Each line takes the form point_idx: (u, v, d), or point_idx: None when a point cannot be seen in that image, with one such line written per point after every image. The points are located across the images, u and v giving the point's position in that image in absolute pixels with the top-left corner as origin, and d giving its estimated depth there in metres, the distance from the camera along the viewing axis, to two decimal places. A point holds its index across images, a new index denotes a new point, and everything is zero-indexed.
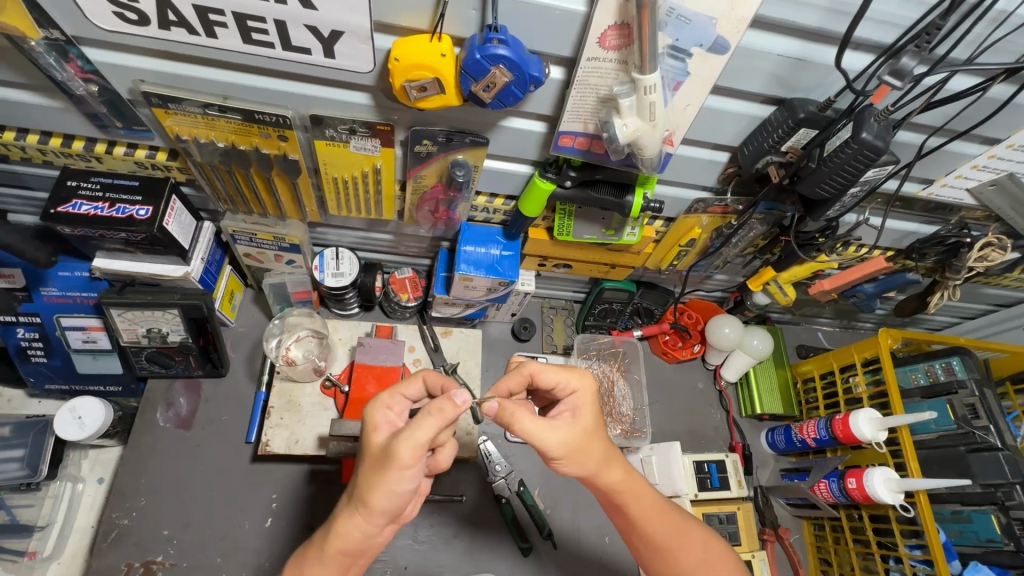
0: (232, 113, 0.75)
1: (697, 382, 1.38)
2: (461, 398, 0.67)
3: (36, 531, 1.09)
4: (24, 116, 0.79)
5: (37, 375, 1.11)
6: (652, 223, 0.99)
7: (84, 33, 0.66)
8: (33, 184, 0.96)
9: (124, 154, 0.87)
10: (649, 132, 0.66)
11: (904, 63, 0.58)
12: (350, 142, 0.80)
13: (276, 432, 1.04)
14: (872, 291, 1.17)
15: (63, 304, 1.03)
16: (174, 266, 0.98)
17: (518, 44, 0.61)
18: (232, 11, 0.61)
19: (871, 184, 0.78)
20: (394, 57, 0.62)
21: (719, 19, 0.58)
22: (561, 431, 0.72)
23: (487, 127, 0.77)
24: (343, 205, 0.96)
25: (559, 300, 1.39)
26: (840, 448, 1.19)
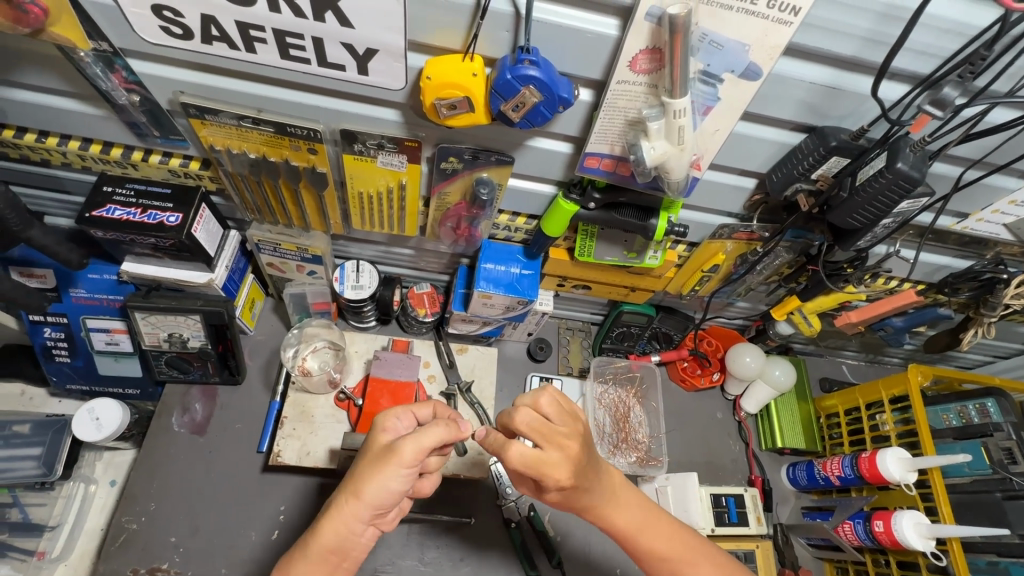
0: (265, 125, 0.77)
1: (716, 412, 1.34)
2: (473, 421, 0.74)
3: (46, 530, 1.09)
4: (67, 124, 0.82)
5: (59, 374, 1.13)
6: (675, 247, 0.98)
7: (130, 46, 0.68)
8: (70, 188, 0.99)
9: (160, 162, 0.89)
10: (677, 155, 0.66)
11: (946, 94, 0.57)
12: (377, 157, 0.81)
13: (288, 442, 1.03)
14: (900, 325, 1.13)
15: (90, 306, 1.05)
16: (198, 272, 1.00)
17: (549, 66, 0.61)
18: (272, 28, 0.63)
19: (904, 216, 0.76)
20: (426, 76, 0.63)
21: (752, 46, 0.58)
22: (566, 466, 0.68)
23: (514, 146, 0.78)
24: (367, 219, 0.97)
25: (576, 322, 1.38)
26: (866, 488, 1.14)
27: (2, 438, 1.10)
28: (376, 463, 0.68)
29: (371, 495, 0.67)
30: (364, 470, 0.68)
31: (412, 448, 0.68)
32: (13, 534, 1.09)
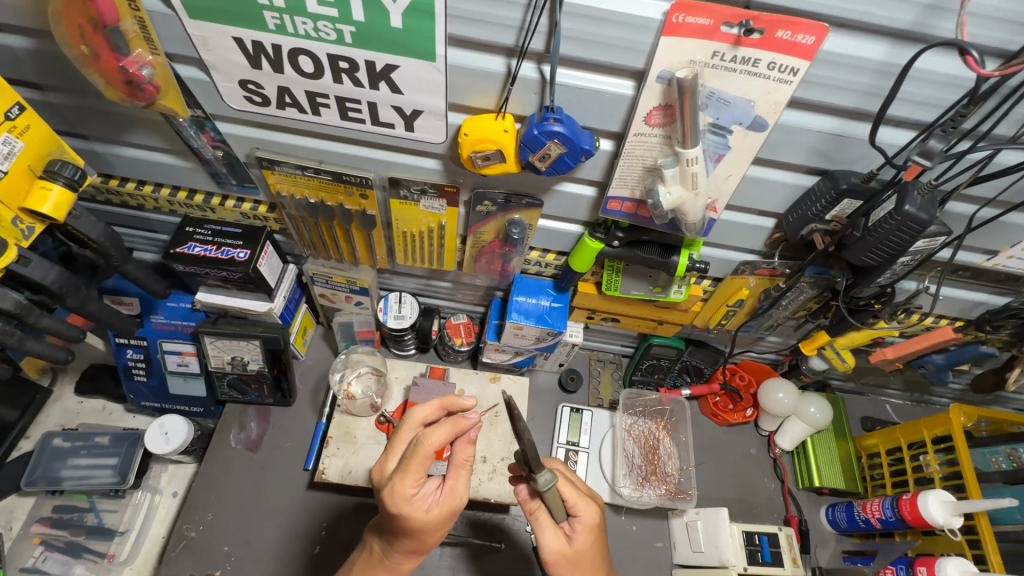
0: (324, 174, 0.88)
1: (749, 448, 1.33)
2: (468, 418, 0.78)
3: (116, 535, 1.20)
4: (161, 174, 0.96)
5: (136, 392, 1.27)
6: (699, 282, 1.02)
7: (218, 111, 0.81)
8: (157, 228, 1.14)
9: (234, 206, 1.02)
10: (692, 199, 0.71)
11: (932, 145, 0.60)
12: (420, 201, 0.90)
13: (332, 461, 1.09)
14: (941, 362, 1.11)
15: (166, 331, 1.18)
16: (260, 302, 1.12)
17: (572, 122, 0.69)
18: (335, 95, 0.74)
19: (923, 253, 0.77)
20: (464, 132, 0.72)
21: (757, 102, 0.63)
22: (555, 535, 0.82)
23: (542, 190, 0.85)
24: (410, 255, 1.06)
25: (607, 354, 1.42)
26: (910, 532, 1.10)
27: (85, 448, 1.24)
28: (414, 535, 0.78)
29: (424, 544, 0.81)
30: (402, 539, 0.79)
31: (427, 505, 0.76)
32: (89, 537, 1.20)
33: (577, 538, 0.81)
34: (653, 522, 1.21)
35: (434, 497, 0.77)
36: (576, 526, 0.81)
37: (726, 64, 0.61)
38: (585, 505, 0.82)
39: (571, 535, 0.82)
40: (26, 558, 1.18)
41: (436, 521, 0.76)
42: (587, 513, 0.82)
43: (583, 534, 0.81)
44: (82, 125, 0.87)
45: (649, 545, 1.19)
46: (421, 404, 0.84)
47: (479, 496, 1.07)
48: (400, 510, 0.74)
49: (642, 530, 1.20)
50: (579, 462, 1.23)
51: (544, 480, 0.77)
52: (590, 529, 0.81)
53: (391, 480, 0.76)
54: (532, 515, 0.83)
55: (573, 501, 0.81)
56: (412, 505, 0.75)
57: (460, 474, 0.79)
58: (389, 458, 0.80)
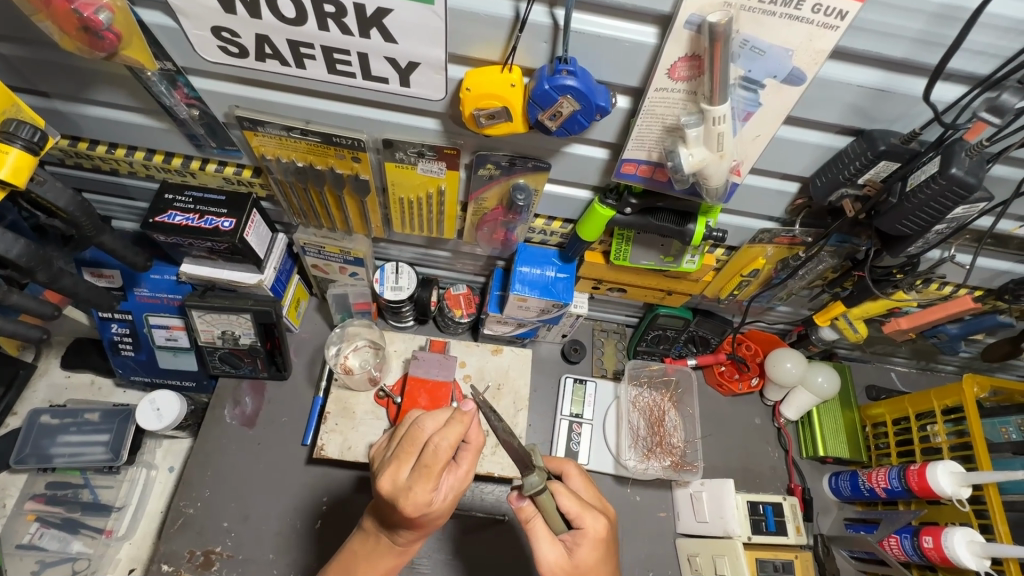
0: (312, 136, 0.81)
1: (754, 418, 1.31)
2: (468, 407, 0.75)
3: (113, 511, 1.18)
4: (133, 136, 0.88)
5: (125, 367, 1.22)
6: (713, 251, 0.97)
7: (191, 64, 0.73)
8: (134, 195, 1.07)
9: (216, 170, 0.95)
10: (716, 162, 0.65)
11: (1004, 100, 0.55)
12: (417, 164, 0.84)
13: (331, 437, 1.06)
14: (955, 332, 1.08)
15: (152, 304, 1.13)
16: (249, 274, 1.06)
17: (586, 75, 0.62)
18: (320, 45, 0.66)
19: (960, 221, 0.73)
20: (465, 87, 0.65)
21: (796, 51, 0.56)
22: (553, 547, 0.76)
23: (550, 153, 0.79)
24: (407, 223, 1.00)
25: (611, 324, 1.38)
26: (914, 501, 1.09)
27: (75, 424, 1.20)
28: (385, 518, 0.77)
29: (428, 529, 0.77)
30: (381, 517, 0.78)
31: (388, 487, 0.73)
32: (85, 513, 1.18)
33: (578, 551, 0.76)
34: (656, 493, 1.21)
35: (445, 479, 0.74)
36: (581, 538, 0.76)
37: (765, 6, 0.54)
38: (593, 516, 0.77)
39: (572, 548, 0.76)
40: (22, 535, 1.16)
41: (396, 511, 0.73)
42: (592, 526, 0.76)
43: (586, 548, 0.75)
44: (40, 81, 0.79)
45: (653, 516, 1.19)
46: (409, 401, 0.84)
47: (482, 470, 1.03)
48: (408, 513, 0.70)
49: (647, 501, 1.19)
50: (583, 433, 1.21)
51: (530, 483, 0.75)
52: (595, 544, 0.76)
53: (410, 488, 0.70)
54: (528, 523, 0.77)
55: (576, 511, 0.77)
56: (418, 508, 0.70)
57: (421, 473, 0.70)
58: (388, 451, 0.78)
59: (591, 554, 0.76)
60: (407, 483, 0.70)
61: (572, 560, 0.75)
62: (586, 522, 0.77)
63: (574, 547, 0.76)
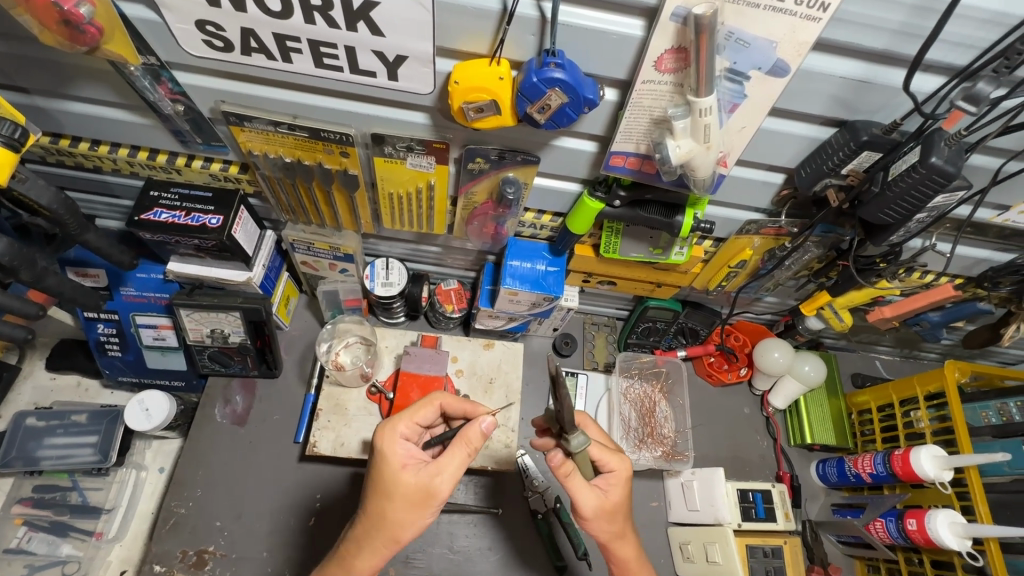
0: (300, 131, 0.80)
1: (743, 407, 1.33)
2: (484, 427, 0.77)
3: (103, 513, 1.17)
4: (117, 133, 0.87)
5: (112, 367, 1.21)
6: (701, 243, 0.98)
7: (174, 58, 0.72)
8: (118, 192, 1.05)
9: (202, 167, 0.94)
10: (703, 153, 0.66)
11: (980, 89, 0.57)
12: (406, 159, 0.84)
13: (324, 433, 1.06)
14: (937, 319, 1.10)
15: (139, 303, 1.11)
16: (238, 271, 1.05)
17: (574, 68, 0.62)
18: (307, 39, 0.65)
19: (940, 210, 0.75)
20: (454, 80, 0.65)
21: (780, 43, 0.57)
22: (591, 493, 0.79)
23: (539, 146, 0.79)
24: (397, 218, 1.00)
25: (602, 317, 1.39)
26: (899, 486, 1.12)
27: (62, 426, 1.18)
28: (378, 499, 0.75)
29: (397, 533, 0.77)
30: (369, 498, 0.76)
31: (407, 461, 0.76)
32: (74, 515, 1.17)
33: (612, 491, 0.81)
34: (648, 483, 1.22)
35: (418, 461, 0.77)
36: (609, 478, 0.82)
37: None
38: (619, 457, 0.82)
39: (607, 489, 0.81)
40: (10, 539, 1.14)
41: (410, 489, 0.75)
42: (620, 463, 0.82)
43: (618, 487, 0.81)
44: (20, 77, 0.78)
45: (645, 505, 1.20)
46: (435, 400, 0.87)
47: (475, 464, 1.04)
48: (431, 484, 0.75)
49: (639, 491, 1.21)
50: None
51: (575, 441, 0.75)
52: (625, 482, 0.81)
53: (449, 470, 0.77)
54: (567, 477, 0.78)
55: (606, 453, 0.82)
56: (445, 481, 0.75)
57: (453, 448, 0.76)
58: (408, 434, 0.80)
59: (620, 493, 0.81)
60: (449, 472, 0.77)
61: (606, 501, 0.80)
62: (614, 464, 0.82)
63: (605, 487, 0.81)
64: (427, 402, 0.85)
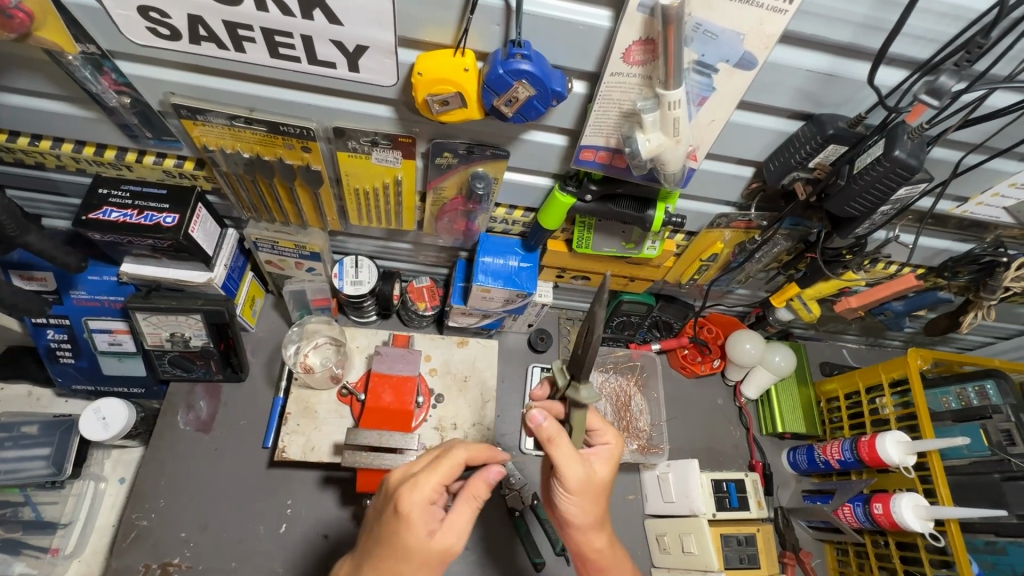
0: (258, 125, 0.76)
1: (716, 398, 1.35)
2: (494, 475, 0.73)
3: (59, 528, 1.11)
4: (59, 127, 0.82)
5: (65, 375, 1.14)
6: (673, 237, 0.98)
7: (117, 47, 0.67)
8: (64, 190, 0.99)
9: (154, 163, 0.89)
10: (673, 147, 0.65)
11: (942, 82, 0.56)
12: (372, 154, 0.81)
13: (293, 438, 1.02)
14: (901, 309, 1.13)
15: (91, 307, 1.06)
16: (198, 272, 1.01)
17: (542, 59, 0.61)
18: (260, 27, 0.62)
19: (902, 203, 0.76)
20: (417, 72, 0.63)
21: (747, 35, 0.57)
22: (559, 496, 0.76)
23: (508, 140, 0.77)
24: (364, 215, 0.97)
25: (577, 312, 1.38)
26: (866, 471, 1.15)
27: (11, 439, 1.11)
28: (394, 562, 0.67)
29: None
30: (382, 561, 0.68)
31: (431, 526, 0.68)
32: (27, 532, 1.10)
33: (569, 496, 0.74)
34: (625, 476, 1.23)
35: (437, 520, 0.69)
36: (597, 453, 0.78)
37: None
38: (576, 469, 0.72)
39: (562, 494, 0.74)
40: None
41: (426, 557, 0.67)
42: (577, 470, 0.72)
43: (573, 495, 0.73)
44: None
45: (622, 498, 1.21)
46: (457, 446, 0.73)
47: None
48: (449, 548, 0.69)
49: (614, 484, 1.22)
50: None
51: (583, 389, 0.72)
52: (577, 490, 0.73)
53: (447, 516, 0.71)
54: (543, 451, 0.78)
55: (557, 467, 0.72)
56: (457, 542, 0.69)
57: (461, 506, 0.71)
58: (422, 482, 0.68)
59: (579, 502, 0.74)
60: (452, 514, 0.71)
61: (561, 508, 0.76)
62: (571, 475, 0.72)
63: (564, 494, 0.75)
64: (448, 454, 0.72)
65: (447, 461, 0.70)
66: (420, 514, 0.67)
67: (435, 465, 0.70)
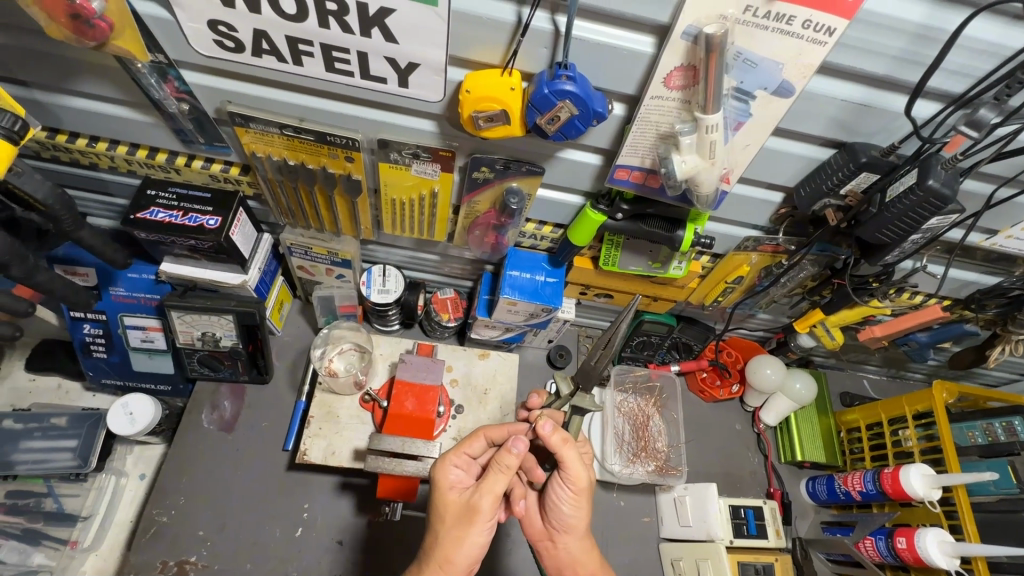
0: (306, 134, 0.80)
1: (734, 423, 1.34)
2: (516, 447, 0.77)
3: (79, 521, 1.13)
4: (117, 130, 0.86)
5: (96, 369, 1.17)
6: (699, 258, 1.00)
7: (184, 57, 0.71)
8: (112, 191, 1.03)
9: (202, 167, 0.93)
10: (708, 169, 0.67)
11: (982, 115, 0.59)
12: (411, 166, 0.84)
13: (314, 441, 1.03)
14: (925, 340, 1.12)
15: (128, 304, 1.09)
16: (233, 274, 1.03)
17: (585, 81, 0.63)
18: (320, 43, 0.65)
19: (933, 232, 0.76)
20: (465, 89, 0.66)
21: (786, 65, 0.59)
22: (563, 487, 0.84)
23: (544, 158, 0.80)
24: (398, 225, 0.99)
25: (596, 330, 1.39)
26: (887, 504, 1.13)
27: (41, 430, 1.14)
28: (436, 525, 0.80)
29: (438, 548, 0.78)
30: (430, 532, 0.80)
31: (455, 484, 0.81)
32: (48, 523, 1.12)
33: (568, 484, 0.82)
34: (641, 498, 1.22)
35: (464, 485, 0.81)
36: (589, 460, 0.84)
37: (759, 20, 0.56)
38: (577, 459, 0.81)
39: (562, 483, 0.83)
40: None
41: (455, 508, 0.80)
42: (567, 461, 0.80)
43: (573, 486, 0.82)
44: (21, 70, 0.76)
45: (637, 520, 1.20)
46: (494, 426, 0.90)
47: None
48: (474, 500, 0.79)
49: (629, 505, 1.21)
50: None
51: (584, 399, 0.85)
52: (579, 487, 0.82)
53: (479, 483, 0.80)
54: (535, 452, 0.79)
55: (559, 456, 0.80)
56: (489, 502, 0.78)
57: (493, 474, 0.79)
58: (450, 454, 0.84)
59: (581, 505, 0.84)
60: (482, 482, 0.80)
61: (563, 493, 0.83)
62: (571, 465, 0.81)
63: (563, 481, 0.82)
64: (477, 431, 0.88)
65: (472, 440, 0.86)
66: (449, 478, 0.81)
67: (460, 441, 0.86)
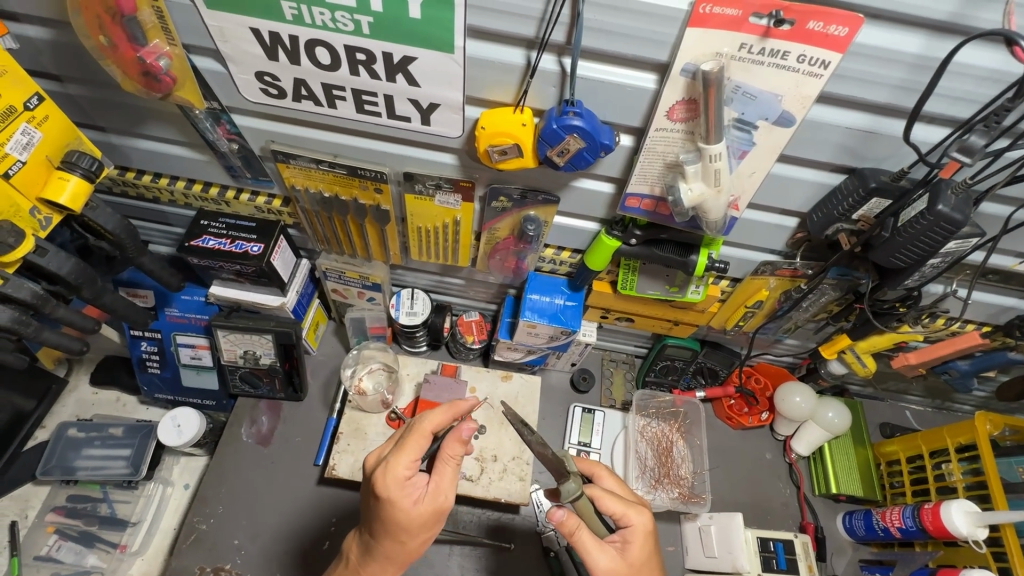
0: (339, 168, 0.87)
1: (764, 453, 1.30)
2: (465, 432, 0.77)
3: (129, 526, 1.21)
4: (176, 167, 0.96)
5: (150, 384, 1.28)
6: (717, 282, 1.00)
7: (235, 104, 0.81)
8: (171, 221, 1.15)
9: (248, 199, 1.02)
10: (714, 197, 0.69)
11: (973, 142, 0.58)
12: (435, 196, 0.90)
13: (343, 457, 1.08)
14: (967, 368, 1.07)
15: (181, 324, 1.19)
16: (273, 297, 1.11)
17: (592, 116, 0.67)
18: (351, 88, 0.73)
19: (955, 255, 0.75)
20: (481, 126, 0.71)
21: (785, 96, 0.61)
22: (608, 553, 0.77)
23: (559, 186, 0.84)
24: (423, 251, 1.05)
25: (620, 354, 1.40)
26: (930, 542, 1.07)
27: (100, 438, 1.25)
28: (395, 533, 0.79)
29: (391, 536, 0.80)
30: (386, 537, 0.80)
31: (415, 496, 0.77)
32: (102, 527, 1.21)
33: (630, 548, 0.79)
34: (664, 526, 1.20)
35: (419, 491, 0.78)
36: (628, 537, 0.80)
37: (754, 57, 0.59)
38: (638, 512, 0.81)
39: (625, 546, 0.79)
40: (41, 546, 1.19)
41: (421, 519, 0.77)
42: (607, 564, 0.77)
43: (638, 544, 0.79)
44: (100, 118, 0.88)
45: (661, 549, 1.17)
46: (432, 410, 0.81)
47: (490, 495, 1.07)
48: (439, 506, 0.78)
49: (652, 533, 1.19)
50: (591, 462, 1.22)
51: (568, 490, 0.77)
52: (643, 538, 0.79)
53: (433, 479, 0.79)
54: (573, 535, 0.77)
55: (620, 511, 0.80)
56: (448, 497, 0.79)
57: (444, 469, 0.79)
58: (395, 460, 0.77)
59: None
60: (433, 480, 0.79)
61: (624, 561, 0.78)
62: (632, 518, 0.80)
63: (622, 548, 0.79)
64: (415, 430, 0.79)
65: (416, 442, 0.78)
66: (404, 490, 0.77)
67: (399, 445, 0.78)
